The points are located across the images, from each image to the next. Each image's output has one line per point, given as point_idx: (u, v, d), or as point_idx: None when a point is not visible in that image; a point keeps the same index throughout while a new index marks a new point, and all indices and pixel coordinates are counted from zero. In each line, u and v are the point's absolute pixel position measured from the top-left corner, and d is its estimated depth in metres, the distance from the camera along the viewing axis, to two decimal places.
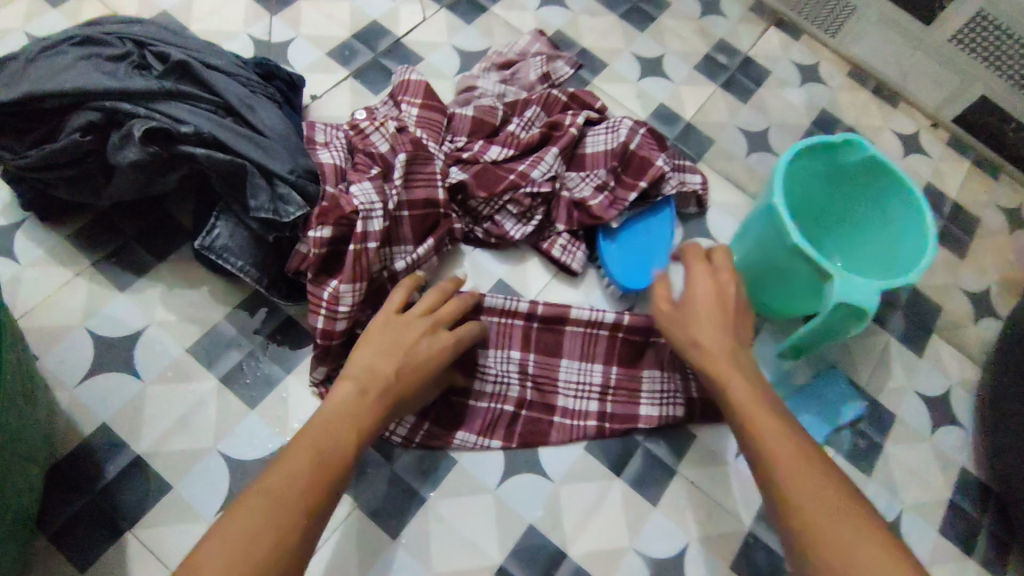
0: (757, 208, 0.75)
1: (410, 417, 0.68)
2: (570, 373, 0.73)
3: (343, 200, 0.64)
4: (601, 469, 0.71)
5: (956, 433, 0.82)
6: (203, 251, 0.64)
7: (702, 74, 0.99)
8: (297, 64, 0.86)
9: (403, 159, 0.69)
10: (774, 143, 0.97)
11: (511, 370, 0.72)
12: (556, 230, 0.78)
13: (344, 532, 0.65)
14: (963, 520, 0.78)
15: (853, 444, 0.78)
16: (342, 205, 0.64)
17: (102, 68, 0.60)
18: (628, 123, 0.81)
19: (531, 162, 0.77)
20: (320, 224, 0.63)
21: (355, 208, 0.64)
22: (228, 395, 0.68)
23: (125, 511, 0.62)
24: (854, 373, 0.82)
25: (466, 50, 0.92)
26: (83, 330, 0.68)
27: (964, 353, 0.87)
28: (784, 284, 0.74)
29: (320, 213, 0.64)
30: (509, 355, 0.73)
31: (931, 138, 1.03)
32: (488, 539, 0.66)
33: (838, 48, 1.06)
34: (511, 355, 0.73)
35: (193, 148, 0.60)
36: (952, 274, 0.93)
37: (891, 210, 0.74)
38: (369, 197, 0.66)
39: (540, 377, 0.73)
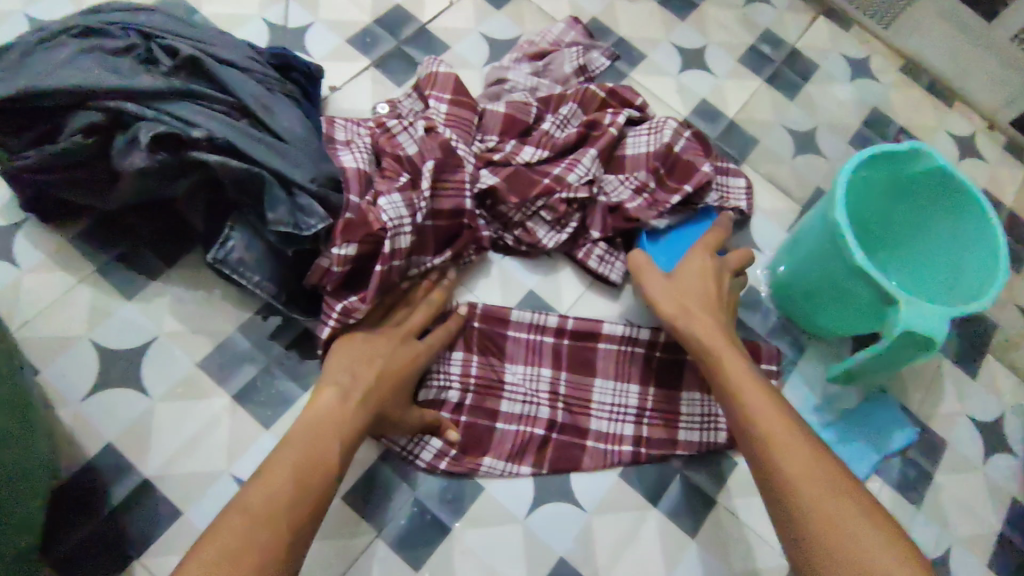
0: (810, 222, 0.70)
1: (436, 440, 0.64)
2: (604, 394, 0.69)
3: (371, 215, 0.59)
4: (636, 498, 0.67)
5: (1008, 461, 0.77)
6: (216, 265, 0.58)
7: (745, 68, 0.93)
8: (315, 51, 0.80)
9: (430, 168, 0.63)
10: (821, 144, 0.91)
11: (541, 390, 0.68)
12: (592, 238, 0.72)
13: (365, 564, 0.61)
14: (1014, 555, 0.74)
15: (900, 473, 0.74)
16: (369, 220, 0.59)
17: (104, 62, 0.54)
18: (672, 124, 0.76)
19: (566, 165, 0.72)
20: (345, 241, 0.58)
21: (383, 226, 0.59)
22: (241, 413, 0.64)
23: (133, 539, 0.58)
24: (904, 396, 0.77)
25: (495, 38, 0.86)
26: (86, 341, 0.64)
27: (1018, 376, 0.82)
28: (840, 305, 0.69)
29: (344, 228, 0.58)
30: (539, 373, 0.69)
31: (988, 140, 0.96)
32: (517, 573, 0.62)
33: (891, 41, 0.99)
34: (541, 373, 0.69)
35: (206, 155, 0.54)
36: (1007, 289, 0.87)
37: (955, 224, 0.68)
38: (398, 212, 0.60)
39: (572, 398, 0.68)
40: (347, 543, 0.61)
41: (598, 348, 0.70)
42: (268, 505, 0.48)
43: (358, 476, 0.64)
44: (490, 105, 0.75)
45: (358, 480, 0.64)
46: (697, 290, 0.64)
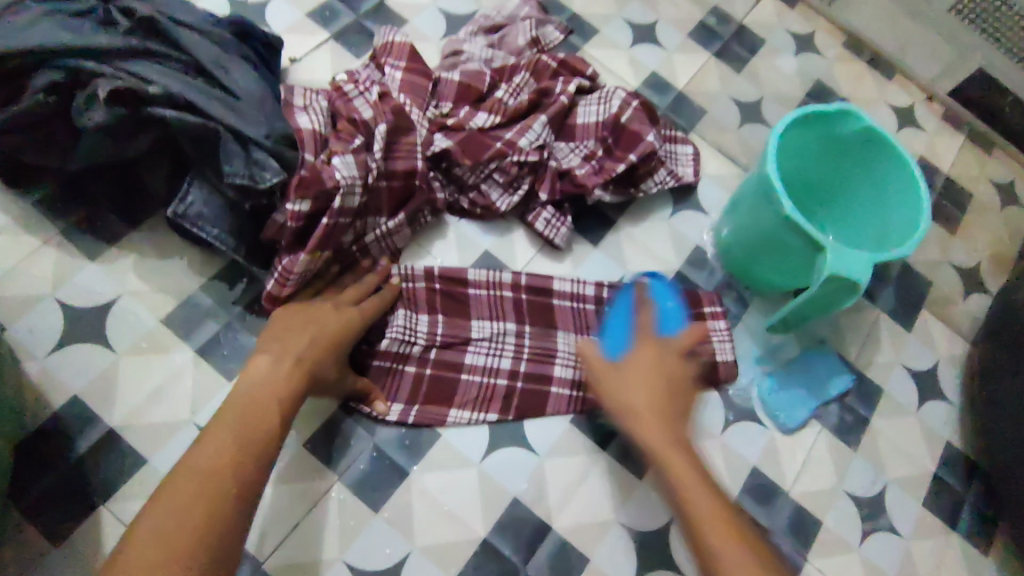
0: (749, 181, 0.73)
1: (399, 403, 0.67)
2: (569, 347, 0.72)
3: (325, 173, 0.61)
4: (587, 444, 0.70)
5: (943, 407, 0.82)
6: (177, 219, 0.61)
7: (695, 42, 0.97)
8: (275, 25, 0.83)
9: (382, 130, 0.66)
10: (766, 114, 0.95)
11: (507, 343, 0.71)
12: (541, 203, 0.76)
13: (327, 508, 0.64)
14: (948, 493, 0.78)
15: (840, 419, 0.78)
16: (323, 178, 0.61)
17: (64, 25, 0.57)
18: (621, 94, 0.79)
19: (518, 131, 0.75)
20: (298, 198, 0.61)
21: (336, 184, 0.61)
22: (205, 366, 0.66)
23: (100, 485, 0.61)
24: (843, 347, 0.81)
25: (452, 13, 0.89)
26: (51, 300, 0.66)
27: (952, 329, 0.86)
28: (776, 258, 0.73)
29: (299, 185, 0.60)
30: (503, 327, 0.71)
31: (926, 111, 1.01)
32: (473, 514, 0.66)
33: (835, 18, 1.03)
34: (506, 329, 0.71)
35: (161, 110, 0.57)
36: (944, 248, 0.92)
37: (887, 183, 0.73)
38: (351, 172, 0.63)
39: (536, 352, 0.71)
40: (309, 486, 0.64)
41: (554, 303, 0.73)
42: (222, 445, 0.51)
43: (318, 423, 0.66)
44: (445, 74, 0.78)
45: (319, 428, 0.66)
46: (643, 379, 0.55)
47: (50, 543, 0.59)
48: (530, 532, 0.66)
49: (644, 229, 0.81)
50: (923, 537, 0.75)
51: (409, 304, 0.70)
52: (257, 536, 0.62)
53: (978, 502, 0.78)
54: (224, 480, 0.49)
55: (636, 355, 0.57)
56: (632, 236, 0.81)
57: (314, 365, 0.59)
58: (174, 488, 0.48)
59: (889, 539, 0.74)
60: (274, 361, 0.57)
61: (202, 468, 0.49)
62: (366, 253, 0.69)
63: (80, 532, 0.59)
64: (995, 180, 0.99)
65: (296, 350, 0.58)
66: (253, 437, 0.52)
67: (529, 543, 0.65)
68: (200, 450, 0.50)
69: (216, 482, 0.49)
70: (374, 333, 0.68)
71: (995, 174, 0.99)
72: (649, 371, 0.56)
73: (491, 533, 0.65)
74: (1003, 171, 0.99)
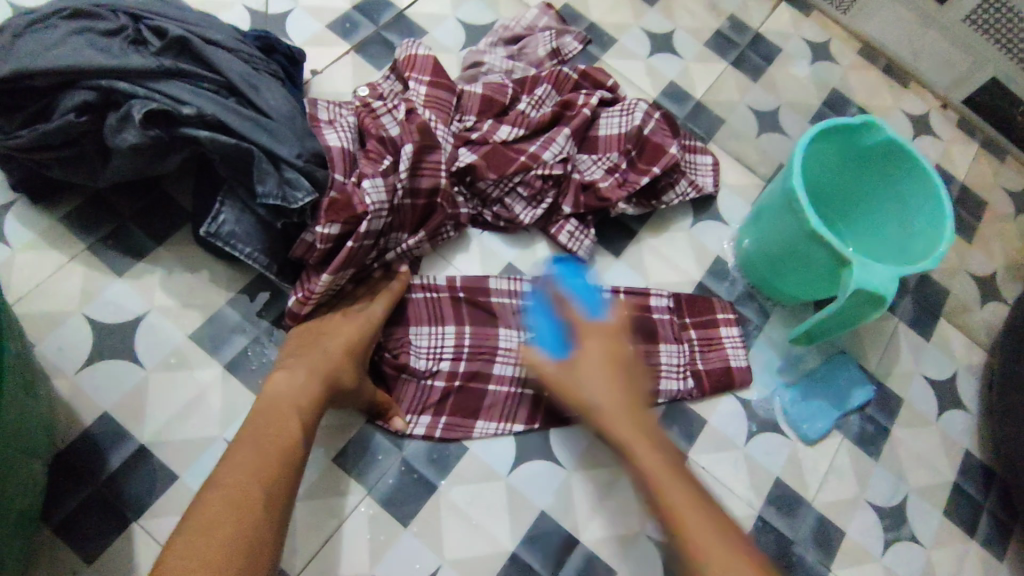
0: (771, 192, 0.73)
1: (426, 414, 0.68)
2: None
3: (356, 198, 0.62)
4: (613, 455, 0.70)
5: (962, 416, 0.82)
6: (210, 238, 0.62)
7: (711, 51, 0.97)
8: (296, 37, 0.83)
9: (409, 151, 0.67)
10: (783, 124, 0.95)
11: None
12: (564, 215, 0.76)
13: (355, 522, 0.64)
14: (968, 502, 0.79)
15: (861, 429, 0.78)
16: (353, 203, 0.62)
17: (95, 43, 0.57)
18: (643, 106, 0.79)
19: (542, 144, 0.75)
20: (329, 222, 0.62)
21: (366, 208, 0.62)
22: (233, 381, 0.66)
23: (132, 502, 0.61)
24: (863, 357, 0.81)
25: (471, 24, 0.89)
26: (80, 316, 0.66)
27: (970, 338, 0.87)
28: (798, 270, 0.73)
29: (331, 208, 0.62)
30: (527, 337, 0.72)
31: (941, 119, 1.02)
32: (500, 526, 0.66)
33: (850, 25, 1.03)
34: (530, 338, 0.72)
35: (196, 130, 0.57)
36: (961, 257, 0.92)
37: (908, 194, 0.73)
38: (380, 195, 0.64)
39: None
40: (339, 500, 0.64)
41: None
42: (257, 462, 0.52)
43: (345, 438, 0.67)
44: (468, 86, 0.78)
45: (345, 443, 0.66)
46: (603, 367, 0.56)
47: (83, 560, 0.59)
48: (557, 545, 0.66)
49: (665, 241, 0.82)
50: (943, 547, 0.76)
51: (434, 320, 0.70)
52: (288, 551, 0.62)
53: (996, 511, 0.79)
54: (258, 496, 0.50)
55: (586, 344, 0.58)
56: (654, 246, 0.81)
57: (345, 381, 0.60)
58: (212, 505, 0.49)
59: (909, 548, 0.75)
60: (306, 376, 0.58)
61: (240, 482, 0.50)
62: (390, 269, 0.69)
63: (113, 548, 0.59)
64: (1010, 188, 0.99)
65: (328, 366, 0.59)
66: (284, 450, 0.54)
67: (556, 555, 0.66)
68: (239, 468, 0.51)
69: (251, 499, 0.50)
70: (399, 345, 0.69)
71: (1009, 182, 0.99)
72: (602, 358, 0.57)
73: (519, 546, 0.66)
74: (1017, 178, 1.00)
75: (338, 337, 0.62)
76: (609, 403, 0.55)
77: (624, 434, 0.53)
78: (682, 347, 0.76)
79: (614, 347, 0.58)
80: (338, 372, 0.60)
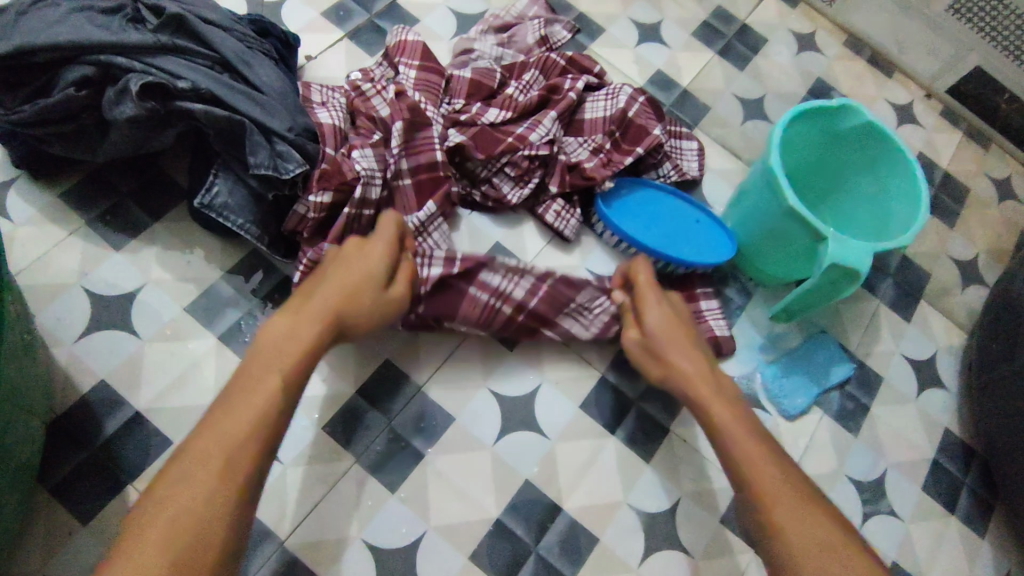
0: (753, 175, 0.75)
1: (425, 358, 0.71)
2: None
3: (345, 165, 0.66)
4: (596, 427, 0.72)
5: (941, 395, 0.84)
6: (203, 209, 0.64)
7: (698, 40, 0.99)
8: (291, 24, 0.85)
9: (398, 128, 0.69)
10: (769, 111, 0.97)
11: None
12: (551, 195, 0.78)
13: (343, 489, 0.66)
14: (947, 478, 0.80)
15: (841, 405, 0.80)
16: (343, 169, 0.66)
17: (94, 20, 0.59)
18: (627, 90, 0.81)
19: (529, 126, 0.77)
20: (321, 190, 0.65)
21: (355, 174, 0.66)
22: (226, 352, 0.68)
23: (128, 466, 0.63)
24: (843, 336, 0.83)
25: (463, 12, 0.91)
26: (79, 288, 0.68)
27: (950, 320, 0.89)
28: (779, 249, 0.75)
29: (321, 177, 0.65)
30: None
31: (924, 108, 1.03)
32: (486, 494, 0.68)
33: (835, 16, 1.05)
34: None
35: (190, 104, 0.60)
36: (942, 242, 0.94)
37: (888, 174, 0.74)
38: (369, 163, 0.67)
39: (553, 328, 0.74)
40: (327, 467, 0.66)
41: None
42: None
43: (335, 409, 0.68)
44: (456, 71, 0.80)
45: (335, 412, 0.68)
46: (672, 325, 0.65)
47: (79, 521, 0.61)
48: (541, 513, 0.68)
49: None
50: (922, 521, 0.77)
51: None
52: (278, 515, 0.64)
53: (975, 487, 0.80)
54: None
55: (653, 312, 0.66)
56: None
57: None
58: None
59: (889, 521, 0.76)
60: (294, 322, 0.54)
61: None
62: None
63: (108, 510, 0.61)
64: (992, 176, 1.01)
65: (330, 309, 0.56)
66: None
67: (539, 523, 0.67)
68: (201, 441, 0.47)
69: None
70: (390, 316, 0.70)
71: (992, 170, 1.01)
72: (666, 316, 0.66)
73: (504, 512, 0.67)
74: (1000, 166, 1.02)
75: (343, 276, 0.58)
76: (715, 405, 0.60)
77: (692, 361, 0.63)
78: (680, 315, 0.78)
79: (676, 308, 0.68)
80: (336, 318, 0.56)
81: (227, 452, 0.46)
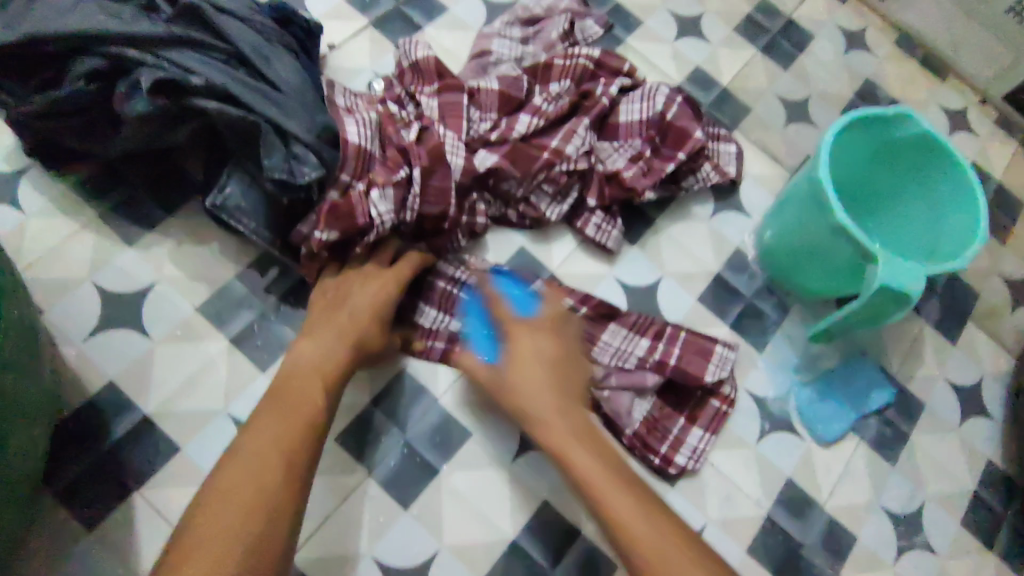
0: (798, 186, 0.70)
1: (440, 340, 0.67)
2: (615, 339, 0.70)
3: (359, 208, 0.61)
4: (619, 448, 0.68)
5: (985, 424, 0.79)
6: (215, 211, 0.61)
7: (741, 36, 0.94)
8: (314, 10, 0.81)
9: (418, 175, 0.63)
10: (813, 113, 0.92)
11: None
12: (589, 208, 0.74)
13: (354, 503, 0.63)
14: (987, 513, 0.76)
15: (879, 432, 0.76)
16: (356, 212, 0.61)
17: (106, 9, 0.56)
18: (664, 90, 0.77)
19: (563, 137, 0.72)
20: (328, 228, 0.60)
21: (369, 219, 0.61)
22: (238, 355, 0.66)
23: (134, 472, 0.61)
24: (884, 358, 0.79)
25: (494, 1, 0.87)
26: (90, 284, 0.66)
27: (998, 344, 0.83)
28: (824, 266, 0.70)
29: (331, 214, 0.60)
30: (554, 311, 0.70)
31: (979, 115, 0.97)
32: (501, 514, 0.65)
33: (886, 14, 0.99)
34: (565, 304, 0.70)
35: (204, 102, 0.56)
36: (993, 260, 0.89)
37: (942, 191, 0.70)
38: (387, 207, 0.62)
39: (583, 333, 0.70)
40: (339, 480, 0.64)
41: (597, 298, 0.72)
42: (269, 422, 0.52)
43: (348, 420, 0.66)
44: (482, 81, 0.74)
45: (349, 423, 0.66)
46: (539, 370, 0.60)
47: (83, 527, 0.59)
48: (559, 536, 0.65)
49: (684, 228, 0.80)
50: (958, 558, 0.73)
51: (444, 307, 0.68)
52: None
53: (1018, 524, 0.76)
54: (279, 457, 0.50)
55: (516, 344, 0.61)
56: (671, 236, 0.79)
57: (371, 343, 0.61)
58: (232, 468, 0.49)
59: (923, 557, 0.72)
60: (324, 342, 0.59)
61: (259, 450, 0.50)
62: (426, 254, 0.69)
63: (112, 517, 0.59)
64: None
65: (353, 329, 0.60)
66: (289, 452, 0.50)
67: (556, 547, 0.65)
68: (245, 448, 0.50)
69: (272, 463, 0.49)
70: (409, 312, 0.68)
71: None
72: (532, 356, 0.60)
73: (520, 534, 0.64)
74: None
75: (361, 296, 0.61)
76: (591, 478, 0.55)
77: (545, 406, 0.58)
78: (691, 435, 0.70)
79: (558, 343, 0.62)
80: (360, 336, 0.60)
81: (285, 464, 0.50)
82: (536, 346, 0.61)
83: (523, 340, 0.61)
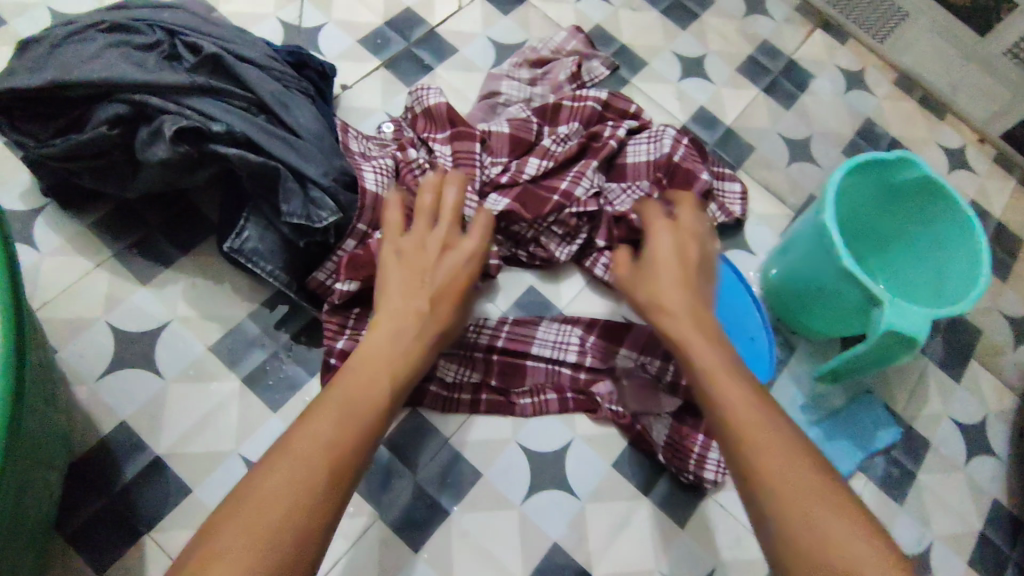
0: (802, 229, 0.71)
1: (466, 390, 0.69)
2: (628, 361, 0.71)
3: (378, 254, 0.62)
4: (629, 488, 0.69)
5: (991, 463, 0.80)
6: (233, 254, 0.62)
7: (744, 76, 0.96)
8: (328, 52, 0.83)
9: None
10: (815, 152, 0.93)
11: (569, 342, 0.71)
12: (598, 248, 0.75)
13: (365, 544, 0.63)
14: (995, 554, 0.76)
15: (886, 472, 0.76)
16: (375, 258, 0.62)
17: (130, 58, 0.57)
18: (671, 133, 0.78)
19: (573, 179, 0.74)
20: (348, 279, 0.62)
21: None
22: (250, 395, 0.66)
23: (145, 515, 0.61)
24: (889, 397, 0.79)
25: (503, 42, 0.89)
26: (103, 322, 0.66)
27: (1001, 382, 0.84)
28: (831, 305, 0.71)
29: (350, 265, 0.62)
30: (566, 338, 0.72)
31: (977, 153, 0.99)
32: (511, 556, 0.65)
33: (885, 54, 1.02)
34: (572, 329, 0.72)
35: (225, 148, 0.58)
36: (994, 297, 0.90)
37: (943, 231, 0.71)
38: None
39: (596, 357, 0.71)
40: (349, 522, 0.63)
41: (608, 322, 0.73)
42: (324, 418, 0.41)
43: None
44: (494, 126, 0.76)
45: None
46: (667, 265, 0.53)
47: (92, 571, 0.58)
48: None
49: None
50: None
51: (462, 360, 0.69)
52: None
53: None
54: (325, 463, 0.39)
55: (654, 241, 0.55)
56: None
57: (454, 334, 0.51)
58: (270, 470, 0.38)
59: None
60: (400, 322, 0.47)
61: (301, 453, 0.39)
62: None
63: (122, 560, 0.59)
64: None
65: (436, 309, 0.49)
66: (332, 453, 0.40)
67: None
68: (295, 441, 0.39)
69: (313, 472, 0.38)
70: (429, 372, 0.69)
71: None
72: (672, 256, 0.54)
73: None
74: None
75: (438, 267, 0.52)
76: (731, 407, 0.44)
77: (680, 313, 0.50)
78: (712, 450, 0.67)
79: (693, 240, 0.55)
80: (442, 319, 0.50)
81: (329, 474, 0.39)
82: (680, 244, 0.55)
83: (660, 233, 0.55)
